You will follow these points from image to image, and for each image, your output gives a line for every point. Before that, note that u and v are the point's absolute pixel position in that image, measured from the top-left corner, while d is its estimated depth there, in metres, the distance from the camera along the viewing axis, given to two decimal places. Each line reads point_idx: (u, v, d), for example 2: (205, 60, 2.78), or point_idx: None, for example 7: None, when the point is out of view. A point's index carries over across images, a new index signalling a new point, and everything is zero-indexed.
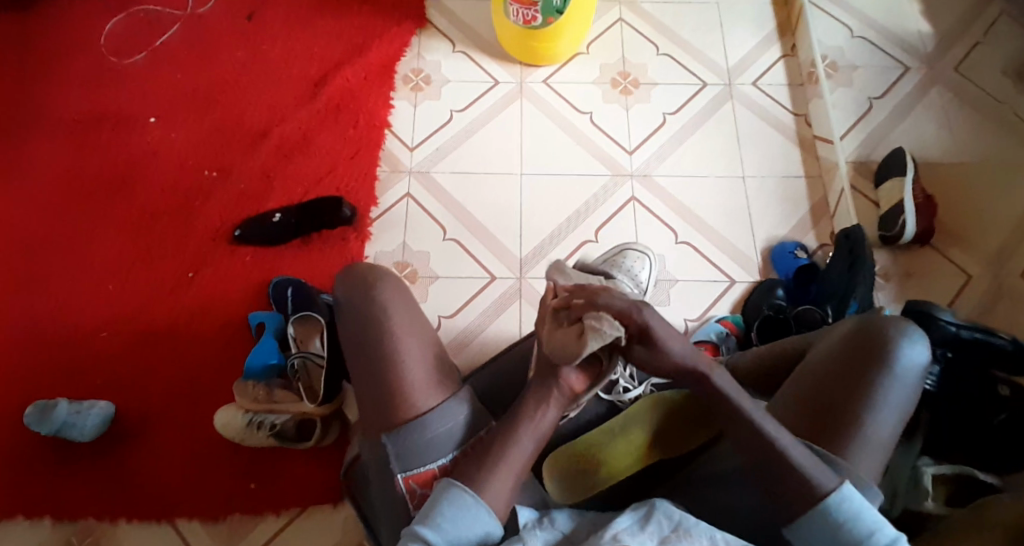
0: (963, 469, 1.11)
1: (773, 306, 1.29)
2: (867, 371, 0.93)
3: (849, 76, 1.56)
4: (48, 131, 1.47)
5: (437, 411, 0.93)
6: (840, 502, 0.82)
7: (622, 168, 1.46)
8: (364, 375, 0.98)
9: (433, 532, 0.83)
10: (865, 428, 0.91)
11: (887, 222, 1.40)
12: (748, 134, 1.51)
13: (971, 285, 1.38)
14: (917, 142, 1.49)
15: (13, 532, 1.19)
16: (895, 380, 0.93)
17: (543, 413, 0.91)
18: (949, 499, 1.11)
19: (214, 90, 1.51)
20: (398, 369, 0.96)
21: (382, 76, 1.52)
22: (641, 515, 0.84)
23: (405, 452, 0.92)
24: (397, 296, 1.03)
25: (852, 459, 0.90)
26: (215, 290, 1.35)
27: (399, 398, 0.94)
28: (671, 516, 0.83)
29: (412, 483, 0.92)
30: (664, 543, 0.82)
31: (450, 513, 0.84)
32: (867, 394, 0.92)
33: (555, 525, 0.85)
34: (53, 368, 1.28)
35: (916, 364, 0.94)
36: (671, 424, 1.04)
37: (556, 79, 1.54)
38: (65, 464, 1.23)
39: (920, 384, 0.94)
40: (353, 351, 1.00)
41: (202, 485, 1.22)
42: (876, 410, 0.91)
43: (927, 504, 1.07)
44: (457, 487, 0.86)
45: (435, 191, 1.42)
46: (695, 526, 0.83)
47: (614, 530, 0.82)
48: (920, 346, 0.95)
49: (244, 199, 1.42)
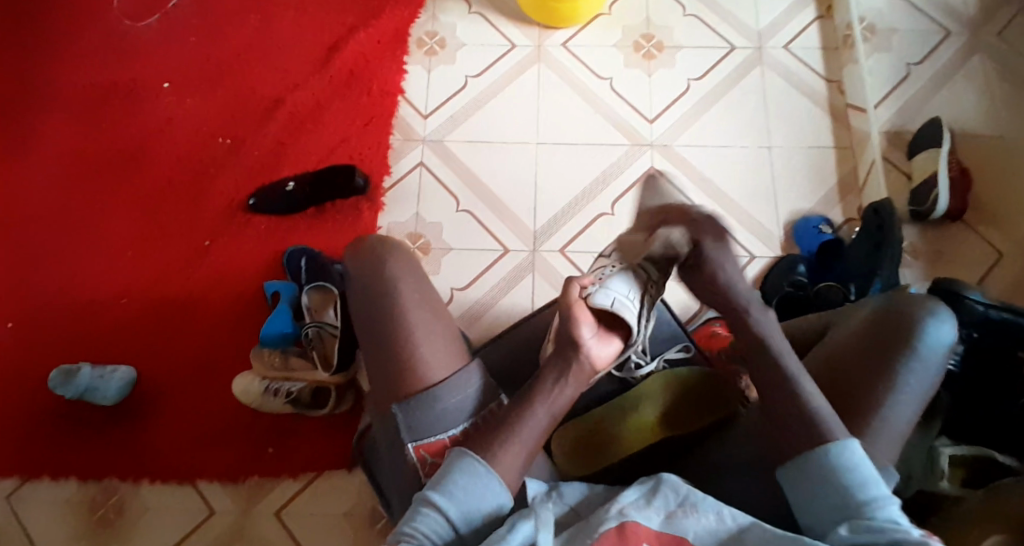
0: (981, 452, 1.09)
1: (795, 283, 1.28)
2: (889, 354, 0.90)
3: (886, 40, 1.48)
4: (67, 96, 1.47)
5: (449, 382, 0.93)
6: (839, 453, 0.79)
7: (641, 138, 1.42)
8: (374, 351, 0.97)
9: (444, 498, 0.82)
10: (884, 412, 0.88)
11: (917, 197, 1.35)
12: (776, 101, 1.46)
13: (1003, 263, 1.33)
14: (954, 112, 1.42)
15: (42, 490, 1.24)
16: (919, 362, 0.90)
17: (561, 390, 0.89)
18: (967, 481, 1.09)
19: (230, 54, 1.50)
20: (408, 343, 0.95)
21: (395, 39, 1.49)
22: (648, 488, 0.83)
23: (415, 421, 0.92)
24: (407, 271, 1.01)
25: (870, 445, 0.87)
26: (232, 258, 1.36)
27: (408, 372, 0.94)
28: (678, 490, 0.82)
29: (423, 453, 0.91)
30: (670, 518, 0.80)
31: (462, 482, 0.83)
32: (888, 378, 0.90)
33: (562, 499, 0.86)
34: (78, 332, 1.32)
35: (941, 344, 0.91)
36: (682, 402, 1.04)
37: (575, 42, 1.49)
38: (89, 426, 1.27)
39: (944, 365, 0.91)
40: (363, 326, 0.99)
41: (222, 450, 1.26)
42: (897, 394, 0.89)
43: (942, 486, 1.07)
44: (469, 457, 0.84)
45: (449, 160, 1.40)
46: (702, 501, 0.81)
47: (620, 505, 0.81)
48: (946, 326, 0.91)
49: (260, 166, 1.41)
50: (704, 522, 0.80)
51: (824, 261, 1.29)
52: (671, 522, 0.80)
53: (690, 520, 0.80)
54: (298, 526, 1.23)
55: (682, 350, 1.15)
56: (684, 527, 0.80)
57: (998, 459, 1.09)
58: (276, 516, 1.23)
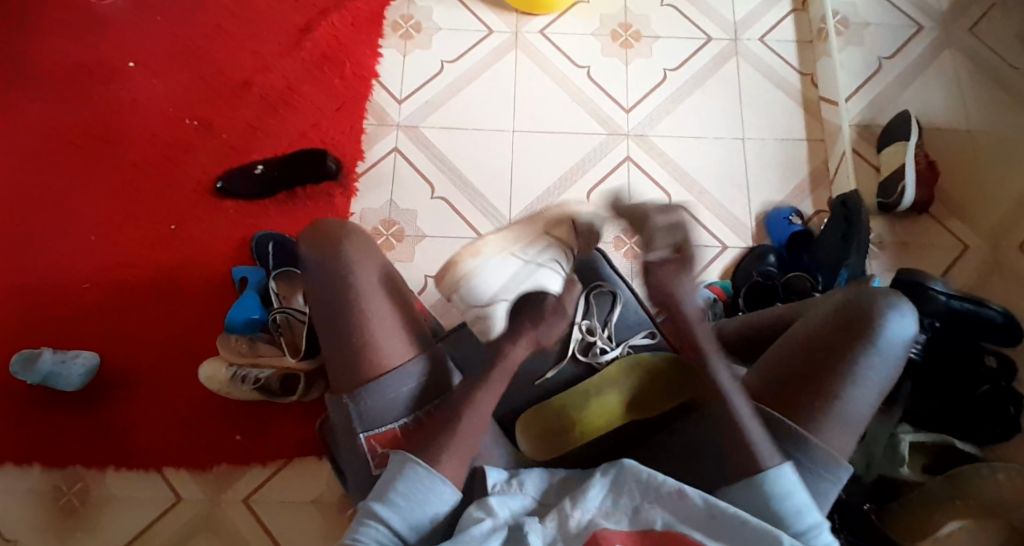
0: (943, 438, 1.13)
1: (764, 272, 1.27)
2: (848, 346, 0.91)
3: (859, 34, 1.50)
4: (27, 74, 1.43)
5: (400, 371, 0.94)
6: (771, 481, 0.83)
7: (618, 127, 1.42)
8: (332, 337, 0.96)
9: (388, 509, 0.83)
10: (841, 401, 0.89)
11: (885, 190, 1.37)
12: (750, 93, 1.46)
13: (966, 256, 1.35)
14: (924, 108, 1.44)
15: (2, 477, 1.21)
16: (878, 354, 0.90)
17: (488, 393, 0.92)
18: (928, 467, 1.14)
19: (198, 33, 1.46)
20: (364, 330, 0.95)
21: (369, 23, 1.46)
22: (611, 483, 0.83)
23: (366, 412, 0.93)
24: (366, 259, 0.99)
25: (828, 434, 0.88)
26: (197, 241, 1.33)
27: (366, 365, 0.94)
28: (640, 478, 0.83)
29: (374, 443, 0.93)
30: (636, 515, 0.82)
31: (405, 489, 0.84)
32: (845, 369, 0.90)
33: (525, 490, 0.86)
34: (42, 316, 1.28)
35: (900, 338, 0.91)
36: (649, 385, 1.00)
37: (553, 30, 1.48)
38: (51, 413, 1.24)
39: (903, 358, 0.92)
40: (319, 309, 0.97)
41: (189, 437, 1.24)
42: (853, 387, 0.90)
43: (902, 471, 1.11)
44: (410, 463, 0.85)
45: (423, 146, 1.39)
46: (664, 483, 0.82)
47: (590, 515, 0.82)
48: (906, 321, 0.92)
49: (227, 149, 1.39)
50: (667, 506, 0.82)
51: (794, 250, 1.31)
52: (638, 517, 0.82)
53: (658, 508, 0.82)
54: (266, 513, 1.21)
55: (649, 336, 1.10)
56: (652, 518, 0.81)
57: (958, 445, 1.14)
58: (244, 504, 1.21)
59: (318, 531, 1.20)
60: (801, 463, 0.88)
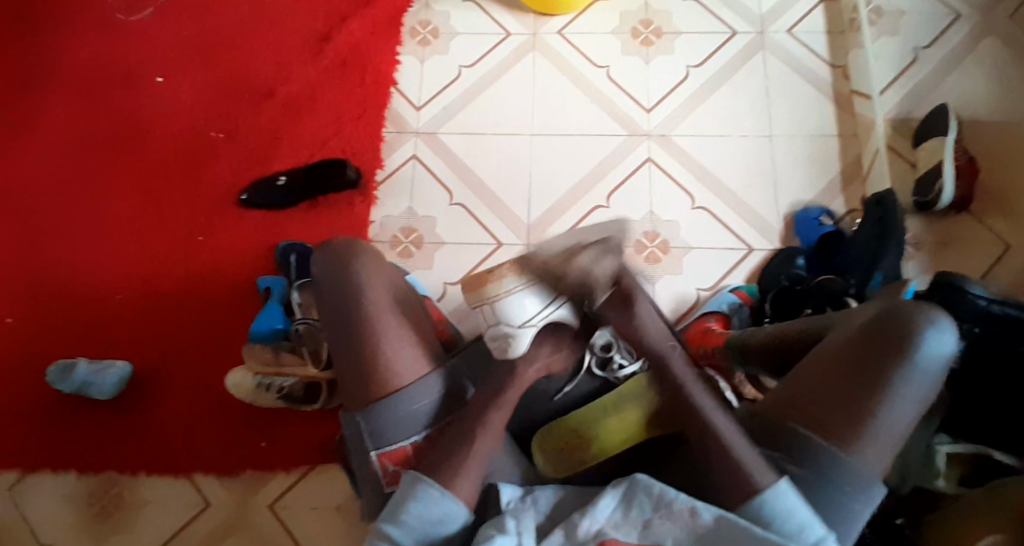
0: (979, 450, 1.06)
1: (792, 277, 1.25)
2: (882, 362, 0.86)
3: (893, 24, 1.45)
4: (62, 90, 1.47)
5: (411, 389, 0.93)
6: (771, 498, 0.81)
7: (639, 128, 1.39)
8: (343, 356, 0.97)
9: (399, 528, 0.83)
10: (875, 421, 0.85)
11: (923, 187, 1.31)
12: (777, 88, 1.42)
13: (1008, 256, 1.30)
14: (963, 98, 1.38)
15: (41, 483, 1.25)
16: (916, 372, 0.86)
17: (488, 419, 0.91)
18: (964, 478, 1.07)
19: (224, 45, 1.49)
20: (375, 347, 0.95)
21: (387, 29, 1.47)
22: (621, 494, 0.80)
23: (378, 430, 0.93)
24: (377, 275, 1.00)
25: (860, 454, 0.84)
26: (223, 252, 1.35)
27: (377, 383, 0.94)
28: (651, 493, 0.79)
29: (385, 460, 0.93)
30: (646, 529, 0.78)
31: (417, 510, 0.83)
32: (877, 387, 0.86)
33: (536, 506, 0.83)
34: (76, 326, 1.32)
35: (941, 354, 0.87)
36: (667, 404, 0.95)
37: (571, 29, 1.47)
38: (86, 420, 1.27)
39: (943, 374, 0.87)
40: (332, 328, 0.98)
41: (217, 445, 1.26)
42: (887, 405, 0.85)
43: (938, 484, 1.05)
44: (423, 482, 0.84)
45: (441, 153, 1.39)
46: (675, 500, 0.79)
47: (598, 523, 0.79)
48: (947, 336, 0.87)
49: (249, 159, 1.40)
50: (678, 526, 0.78)
51: (824, 250, 1.26)
52: (648, 531, 0.78)
53: (667, 524, 0.78)
54: (293, 519, 1.23)
55: None
56: (660, 535, 0.78)
57: (996, 457, 1.06)
58: (272, 509, 1.23)
59: (344, 537, 1.21)
60: (833, 484, 0.84)
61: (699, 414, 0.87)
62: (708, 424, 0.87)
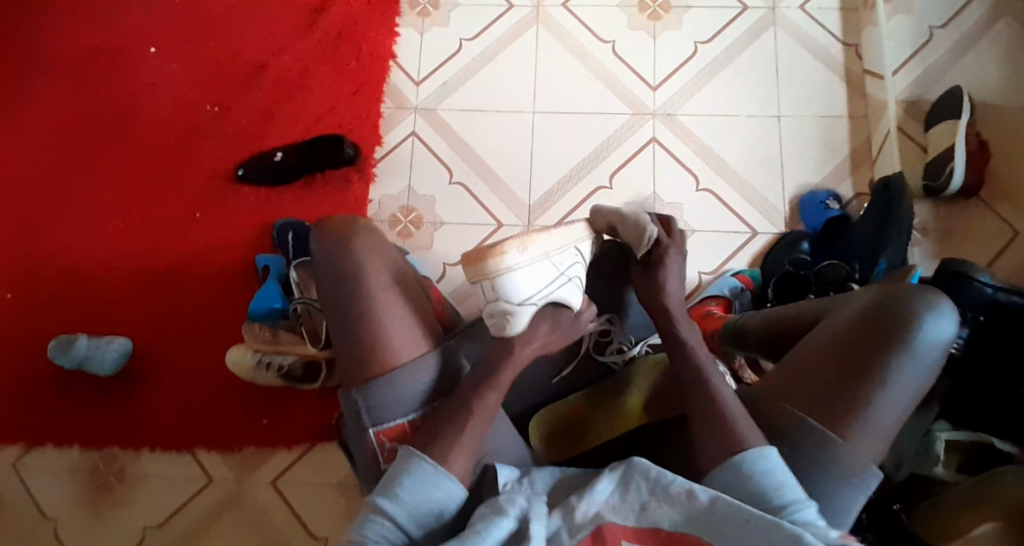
0: (981, 438, 1.05)
1: (795, 261, 1.23)
2: (879, 348, 0.86)
3: (908, 0, 1.41)
4: (57, 60, 1.45)
5: (406, 368, 0.93)
6: (755, 457, 0.79)
7: (643, 107, 1.37)
8: (341, 335, 0.96)
9: (392, 503, 0.82)
10: (870, 409, 0.84)
11: (933, 171, 1.28)
12: (786, 67, 1.39)
13: (1017, 242, 1.27)
14: (977, 80, 1.35)
15: (44, 458, 1.26)
16: (912, 360, 0.85)
17: (484, 398, 0.89)
18: (960, 467, 1.06)
19: (221, 15, 1.46)
20: (373, 327, 0.94)
21: (387, 0, 1.44)
22: (619, 478, 0.80)
23: (374, 408, 0.93)
24: (375, 254, 0.99)
25: (852, 441, 0.83)
26: (222, 229, 1.34)
27: (374, 361, 0.93)
28: (649, 476, 0.78)
29: (382, 437, 0.93)
30: (643, 512, 0.77)
31: (410, 485, 0.83)
32: (874, 374, 0.85)
33: (533, 488, 0.84)
34: (76, 301, 1.32)
35: (939, 342, 0.86)
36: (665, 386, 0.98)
37: (575, 2, 1.43)
38: (87, 396, 1.28)
39: (940, 362, 0.87)
40: (330, 306, 0.97)
41: (218, 421, 1.27)
42: (883, 392, 0.84)
43: (935, 471, 1.03)
44: (417, 457, 0.85)
45: (441, 129, 1.36)
46: (672, 483, 0.77)
47: (596, 506, 0.78)
48: (945, 323, 0.87)
49: (248, 134, 1.39)
50: (677, 508, 0.77)
51: (830, 235, 1.25)
52: (646, 515, 0.77)
53: (665, 507, 0.77)
54: (294, 494, 1.24)
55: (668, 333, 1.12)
56: (658, 518, 0.77)
57: (996, 446, 1.04)
58: (272, 486, 1.24)
59: (342, 514, 1.23)
60: (827, 467, 0.83)
61: (698, 374, 0.88)
62: (706, 391, 0.87)
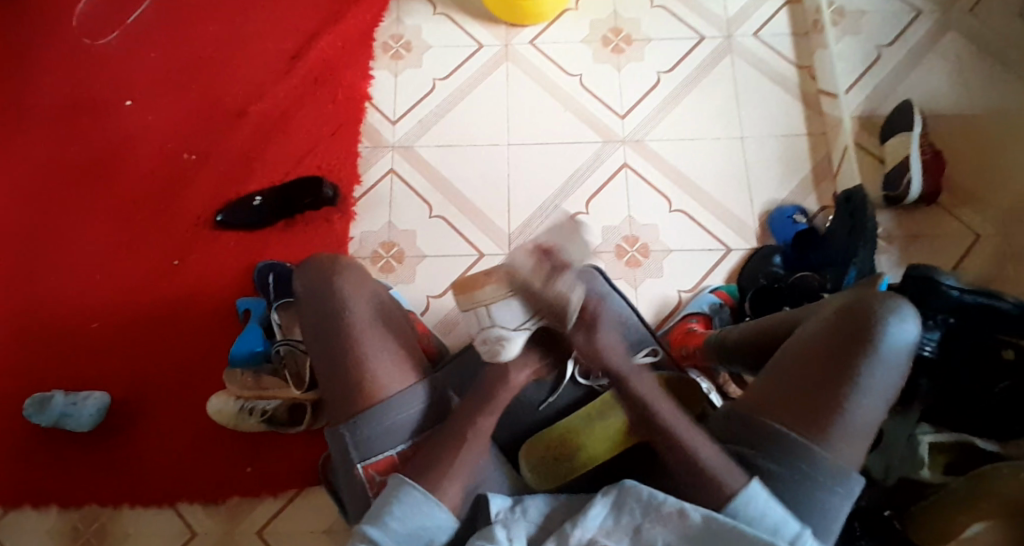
0: (961, 438, 1.06)
1: (769, 275, 1.27)
2: (848, 354, 0.87)
3: (856, 24, 1.49)
4: (30, 117, 1.45)
5: (395, 399, 0.92)
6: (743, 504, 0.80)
7: (613, 134, 1.41)
8: (327, 371, 0.96)
9: (381, 531, 0.81)
10: (845, 414, 0.85)
11: (890, 182, 1.34)
12: (746, 90, 1.45)
13: (979, 245, 1.32)
14: (928, 95, 1.42)
15: (22, 519, 1.22)
16: (881, 361, 0.86)
17: (479, 422, 0.88)
18: (950, 467, 1.06)
19: (195, 66, 1.48)
20: (360, 360, 0.94)
21: (360, 45, 1.47)
22: (612, 501, 0.79)
23: (363, 441, 0.91)
24: (358, 288, 0.99)
25: (832, 448, 0.85)
26: (202, 275, 1.34)
27: (362, 393, 0.93)
28: (641, 497, 0.78)
29: (371, 471, 0.91)
30: (637, 534, 0.78)
31: (400, 511, 0.82)
32: (845, 379, 0.86)
33: (527, 516, 0.81)
34: (51, 356, 1.29)
35: (904, 342, 0.88)
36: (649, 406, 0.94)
37: (543, 39, 1.48)
38: (66, 452, 1.25)
39: (907, 362, 0.88)
40: (315, 345, 0.97)
41: (201, 470, 1.24)
42: (859, 394, 0.86)
43: (923, 475, 1.04)
44: (407, 485, 0.83)
45: (419, 166, 1.39)
46: (664, 501, 0.78)
47: (589, 532, 0.78)
48: (908, 324, 0.88)
49: (226, 180, 1.40)
50: (670, 528, 0.77)
51: (800, 248, 1.27)
52: (640, 536, 0.78)
53: (658, 528, 0.78)
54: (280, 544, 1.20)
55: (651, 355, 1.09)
56: (652, 538, 0.77)
57: (979, 445, 1.05)
58: (259, 535, 1.21)
59: None
60: (811, 476, 0.84)
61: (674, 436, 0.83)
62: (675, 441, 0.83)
